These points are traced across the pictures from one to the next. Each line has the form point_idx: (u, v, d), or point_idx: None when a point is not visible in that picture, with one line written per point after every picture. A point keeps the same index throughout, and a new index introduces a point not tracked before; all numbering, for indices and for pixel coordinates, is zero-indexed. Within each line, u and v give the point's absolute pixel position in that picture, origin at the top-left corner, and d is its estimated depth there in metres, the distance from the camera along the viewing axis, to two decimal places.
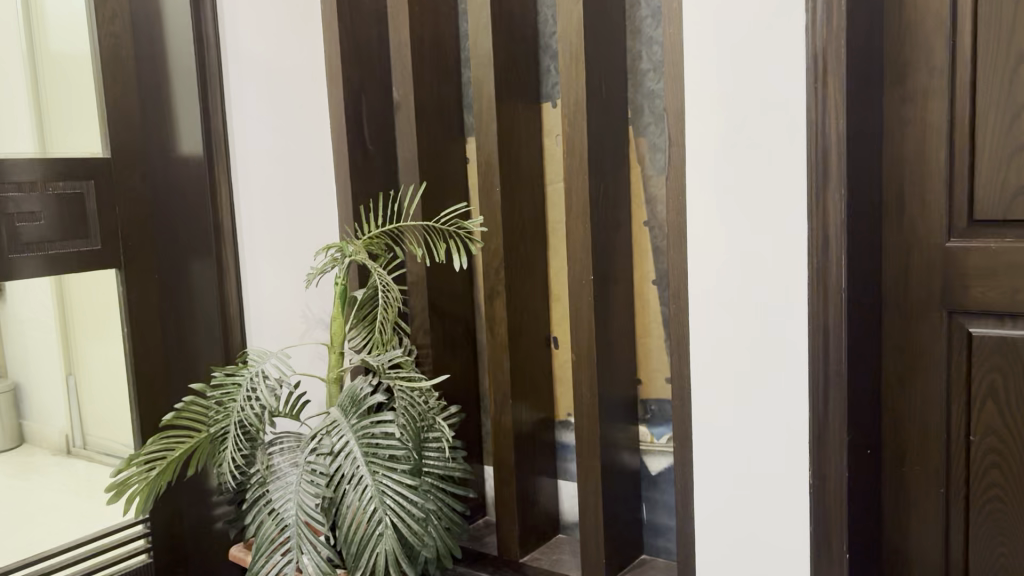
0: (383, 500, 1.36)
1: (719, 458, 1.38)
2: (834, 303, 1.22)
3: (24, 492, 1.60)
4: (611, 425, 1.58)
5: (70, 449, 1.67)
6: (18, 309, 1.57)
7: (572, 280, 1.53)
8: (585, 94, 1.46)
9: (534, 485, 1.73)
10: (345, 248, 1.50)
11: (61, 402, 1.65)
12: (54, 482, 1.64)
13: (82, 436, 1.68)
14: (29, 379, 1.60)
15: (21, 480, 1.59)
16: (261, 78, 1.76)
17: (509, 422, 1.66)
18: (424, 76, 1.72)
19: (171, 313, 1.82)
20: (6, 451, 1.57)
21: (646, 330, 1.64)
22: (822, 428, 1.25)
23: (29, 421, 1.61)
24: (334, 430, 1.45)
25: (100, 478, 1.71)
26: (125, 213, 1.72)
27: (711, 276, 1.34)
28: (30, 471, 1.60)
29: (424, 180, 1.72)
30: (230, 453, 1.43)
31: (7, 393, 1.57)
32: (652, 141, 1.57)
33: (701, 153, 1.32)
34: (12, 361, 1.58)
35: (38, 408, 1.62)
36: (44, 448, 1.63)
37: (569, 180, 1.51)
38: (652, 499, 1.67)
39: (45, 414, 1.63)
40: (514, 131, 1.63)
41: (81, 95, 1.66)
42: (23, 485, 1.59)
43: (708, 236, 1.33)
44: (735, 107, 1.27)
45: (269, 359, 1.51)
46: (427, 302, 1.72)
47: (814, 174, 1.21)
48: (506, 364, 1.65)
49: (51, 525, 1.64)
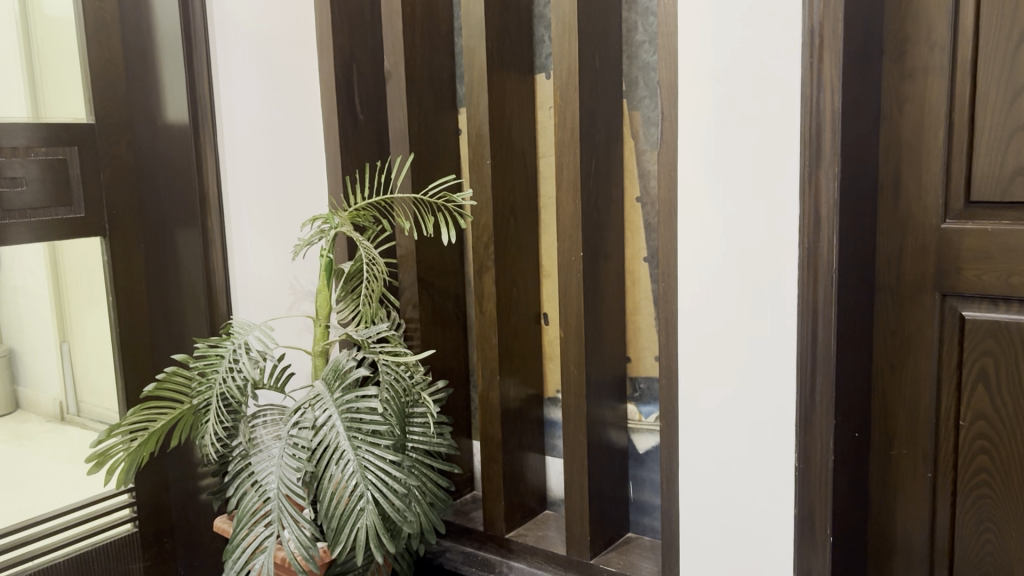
0: (365, 475, 1.34)
1: (705, 439, 1.36)
2: (824, 285, 1.20)
3: (16, 459, 1.59)
4: (599, 403, 1.56)
5: (64, 416, 1.67)
6: (12, 277, 1.57)
7: (561, 256, 1.51)
8: (578, 64, 1.43)
9: (521, 461, 1.72)
10: (330, 219, 1.47)
11: (55, 368, 1.65)
12: (47, 448, 1.64)
13: (76, 403, 1.69)
14: (24, 345, 1.60)
15: (14, 446, 1.59)
16: (247, 41, 1.72)
17: (497, 398, 1.64)
18: (415, 45, 1.68)
19: (157, 282, 1.80)
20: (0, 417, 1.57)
21: (636, 308, 1.61)
22: (808, 409, 1.24)
23: (23, 386, 1.60)
24: (316, 404, 1.43)
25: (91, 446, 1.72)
26: (111, 181, 1.70)
27: (703, 254, 1.31)
28: (23, 438, 1.60)
29: (413, 152, 1.69)
30: (212, 426, 1.41)
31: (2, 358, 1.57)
32: (646, 115, 1.53)
33: (695, 129, 1.29)
34: (3, 326, 1.57)
35: (32, 374, 1.61)
36: (39, 415, 1.63)
37: (560, 154, 1.48)
38: (639, 478, 1.66)
39: (39, 380, 1.63)
40: (505, 102, 1.60)
41: (67, 59, 1.63)
42: (12, 452, 1.59)
43: (698, 214, 1.31)
44: (731, 80, 1.24)
45: (253, 331, 1.48)
46: (416, 276, 1.70)
47: (808, 151, 1.18)
48: (494, 340, 1.63)
49: (41, 493, 1.64)
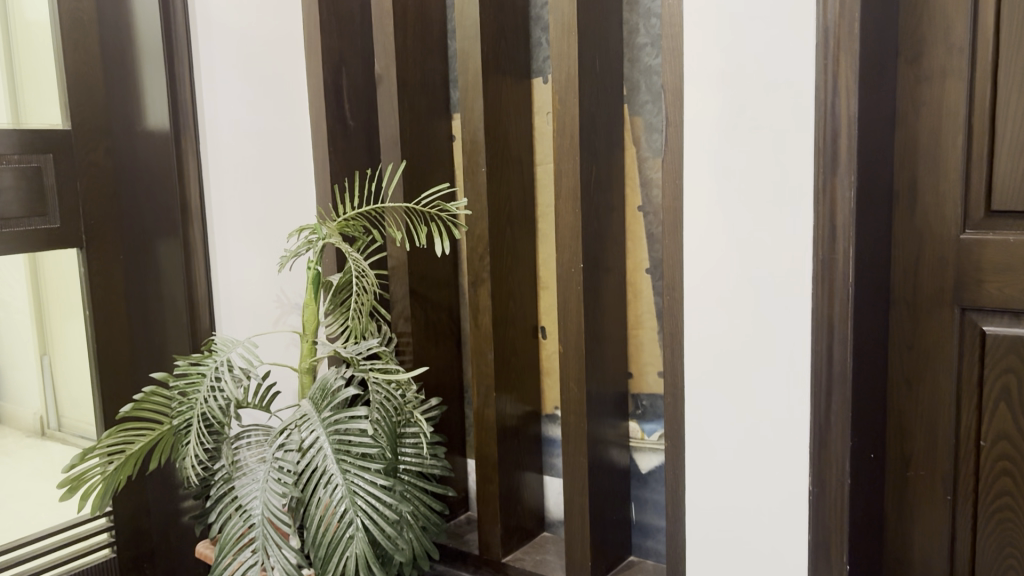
0: (355, 501, 1.27)
1: (714, 460, 1.29)
2: (840, 299, 1.14)
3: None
4: (600, 421, 1.49)
5: (45, 431, 1.60)
6: None
7: (560, 268, 1.44)
8: (578, 68, 1.36)
9: (518, 481, 1.64)
10: (318, 229, 1.39)
11: (35, 382, 1.58)
12: (26, 466, 1.57)
13: (57, 418, 1.61)
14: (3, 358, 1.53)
15: None
16: (236, 45, 1.66)
17: (493, 416, 1.58)
18: (407, 48, 1.61)
19: (137, 294, 1.71)
20: None
21: (638, 321, 1.54)
22: (823, 430, 1.17)
23: (2, 401, 1.53)
24: (303, 425, 1.35)
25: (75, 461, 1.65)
26: (87, 190, 1.61)
27: (710, 265, 1.25)
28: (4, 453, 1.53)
29: (405, 159, 1.62)
30: (193, 449, 1.33)
31: None
32: (649, 121, 1.47)
33: (703, 134, 1.22)
34: None
35: (13, 388, 1.54)
36: (17, 430, 1.55)
37: (559, 162, 1.41)
38: (642, 499, 1.59)
39: (19, 395, 1.55)
40: (501, 108, 1.53)
41: (40, 63, 1.55)
42: None
43: (708, 225, 1.24)
44: (739, 83, 1.18)
45: (236, 347, 1.40)
46: (408, 288, 1.63)
47: (823, 159, 1.12)
48: (490, 356, 1.56)
49: (20, 513, 1.56)
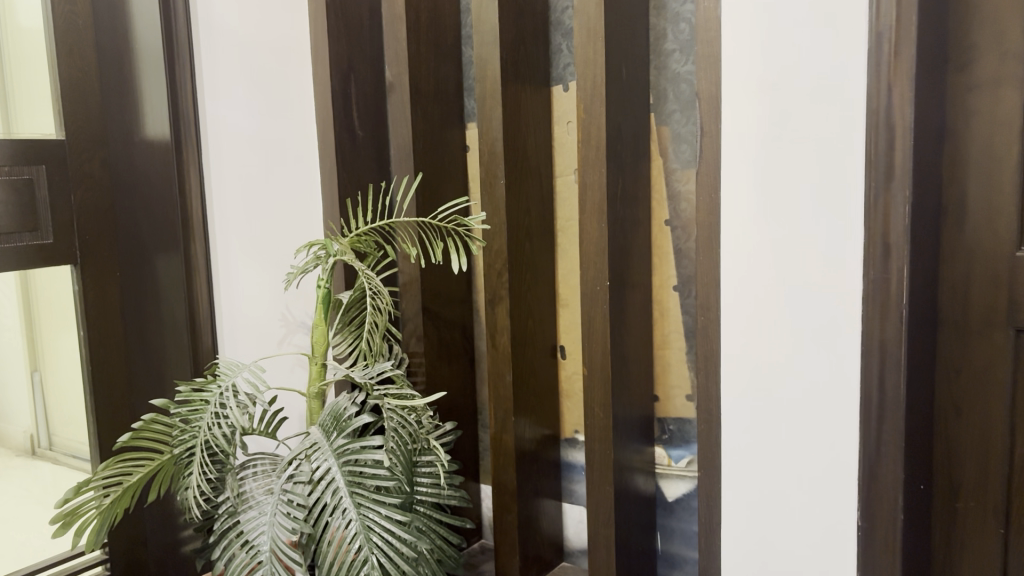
0: (370, 537, 1.18)
1: (753, 493, 1.21)
2: (893, 322, 1.06)
3: None
4: (626, 446, 1.41)
5: (36, 450, 1.51)
6: None
7: (585, 286, 1.37)
8: (604, 75, 1.29)
9: (537, 509, 1.56)
10: (329, 246, 1.31)
11: (26, 399, 1.49)
12: (18, 487, 1.48)
13: (48, 436, 1.52)
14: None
15: None
16: (240, 52, 1.58)
17: (511, 440, 1.49)
18: (420, 55, 1.53)
19: (134, 309, 1.63)
20: None
21: (665, 342, 1.46)
22: (873, 462, 1.09)
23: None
24: (313, 454, 1.26)
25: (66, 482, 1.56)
26: (82, 204, 1.53)
27: (749, 285, 1.17)
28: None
29: (419, 171, 1.54)
30: (196, 479, 1.25)
31: None
32: (676, 131, 1.39)
33: (743, 145, 1.15)
34: None
35: (3, 406, 1.44)
36: (8, 450, 1.46)
37: (584, 173, 1.34)
38: (668, 528, 1.50)
39: (10, 412, 1.46)
40: (521, 117, 1.46)
41: (32, 69, 1.46)
42: None
43: (748, 242, 1.17)
44: (783, 91, 1.10)
45: (242, 371, 1.32)
46: (420, 306, 1.55)
47: (876, 169, 1.04)
48: (508, 377, 1.48)
49: (9, 539, 1.46)
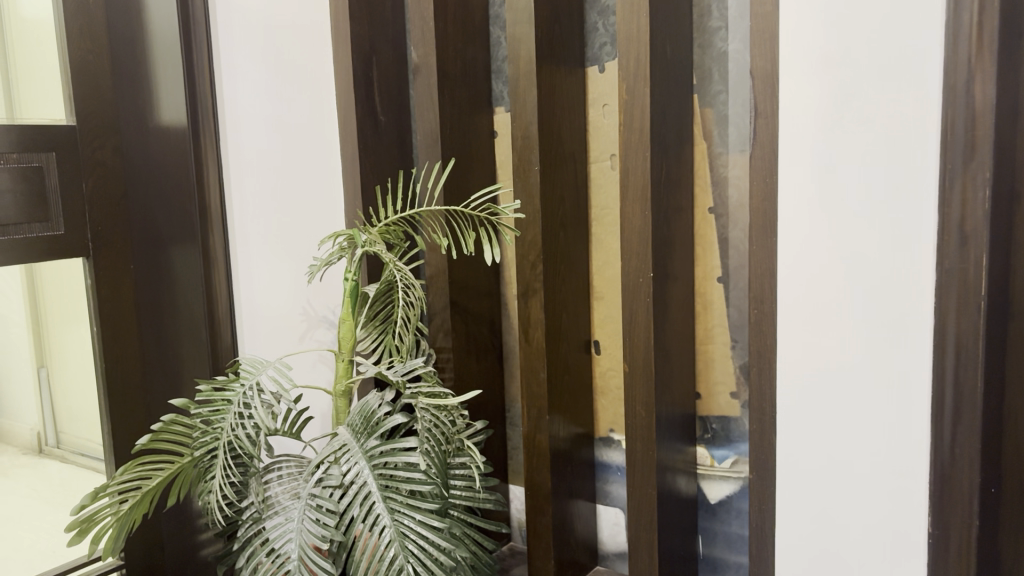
0: (405, 545, 1.11)
1: (810, 497, 1.14)
2: (969, 314, 0.98)
3: None
4: (669, 446, 1.34)
5: (43, 448, 1.42)
6: None
7: (626, 277, 1.30)
8: (649, 52, 1.21)
9: (572, 511, 1.49)
10: (356, 236, 1.23)
11: (33, 398, 1.41)
12: (29, 489, 1.41)
13: (55, 434, 1.44)
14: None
15: None
16: (257, 34, 1.52)
17: (546, 440, 1.42)
18: (448, 35, 1.46)
19: (150, 302, 1.56)
20: None
21: (708, 336, 1.39)
22: (946, 465, 1.02)
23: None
24: (342, 457, 1.20)
25: (77, 483, 1.49)
26: (95, 193, 1.45)
27: (809, 276, 1.10)
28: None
29: (448, 158, 1.47)
30: (220, 483, 1.18)
31: None
32: (722, 113, 1.31)
33: (804, 125, 1.08)
34: None
35: (10, 403, 1.36)
36: (14, 447, 1.38)
37: (627, 158, 1.27)
38: (710, 531, 1.44)
39: (17, 409, 1.38)
40: (556, 99, 1.38)
41: (44, 52, 1.38)
42: None
43: (806, 230, 1.10)
44: (849, 65, 1.03)
45: (266, 369, 1.24)
46: (448, 300, 1.48)
47: (953, 149, 0.97)
48: (542, 374, 1.41)
49: (17, 542, 1.39)
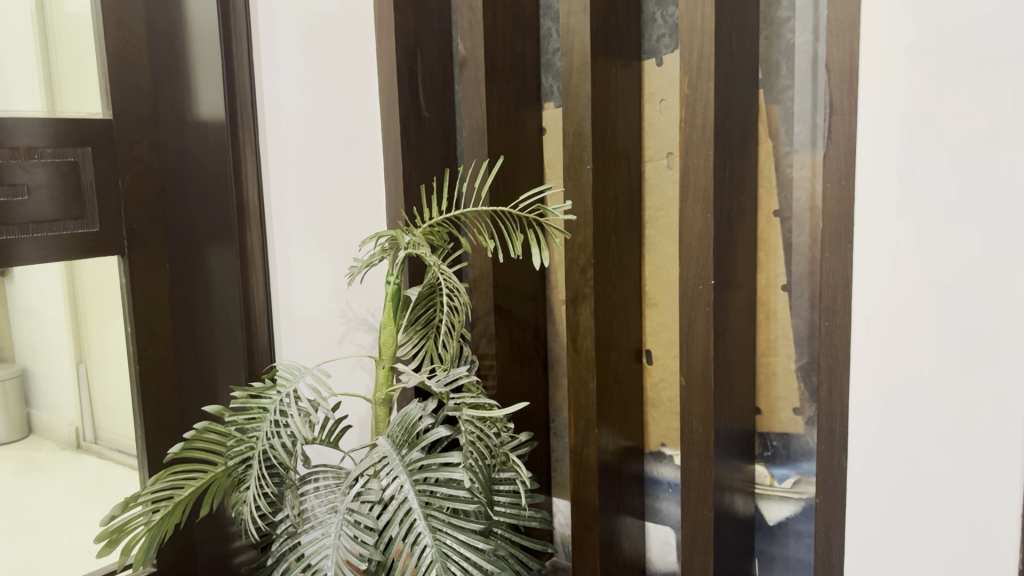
0: (447, 566, 1.04)
1: (886, 526, 1.05)
2: None
3: (26, 501, 1.32)
4: (727, 464, 1.26)
5: (80, 444, 1.40)
6: (29, 297, 1.30)
7: (686, 283, 1.22)
8: (714, 42, 1.13)
9: (619, 528, 1.42)
10: (400, 238, 1.15)
11: (72, 392, 1.38)
12: (63, 489, 1.38)
13: (93, 430, 1.41)
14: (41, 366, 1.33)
15: (19, 496, 1.31)
16: (297, 25, 1.47)
17: (594, 453, 1.35)
18: (497, 27, 1.39)
19: (182, 300, 1.52)
20: (8, 444, 1.29)
21: (771, 347, 1.30)
22: None
23: (37, 410, 1.33)
24: (382, 470, 1.14)
25: (111, 483, 1.45)
26: (129, 189, 1.42)
27: (885, 287, 1.02)
28: (33, 471, 1.33)
29: (496, 157, 1.40)
30: (253, 495, 1.12)
31: (14, 380, 1.29)
32: (791, 109, 1.22)
33: (887, 124, 0.99)
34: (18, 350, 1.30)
35: (48, 398, 1.34)
36: (51, 442, 1.35)
37: (688, 156, 1.19)
38: (768, 554, 1.35)
39: (56, 403, 1.36)
40: (611, 94, 1.31)
41: (84, 45, 1.35)
42: (22, 496, 1.31)
43: (887, 237, 1.01)
44: (942, 58, 0.93)
45: (304, 376, 1.18)
46: (493, 304, 1.41)
47: None
48: (591, 385, 1.34)
49: (50, 543, 1.36)
